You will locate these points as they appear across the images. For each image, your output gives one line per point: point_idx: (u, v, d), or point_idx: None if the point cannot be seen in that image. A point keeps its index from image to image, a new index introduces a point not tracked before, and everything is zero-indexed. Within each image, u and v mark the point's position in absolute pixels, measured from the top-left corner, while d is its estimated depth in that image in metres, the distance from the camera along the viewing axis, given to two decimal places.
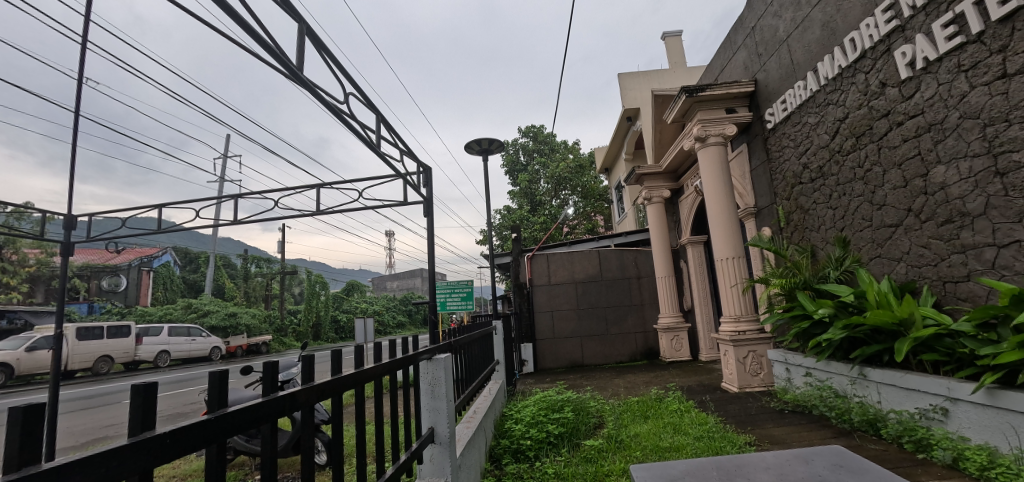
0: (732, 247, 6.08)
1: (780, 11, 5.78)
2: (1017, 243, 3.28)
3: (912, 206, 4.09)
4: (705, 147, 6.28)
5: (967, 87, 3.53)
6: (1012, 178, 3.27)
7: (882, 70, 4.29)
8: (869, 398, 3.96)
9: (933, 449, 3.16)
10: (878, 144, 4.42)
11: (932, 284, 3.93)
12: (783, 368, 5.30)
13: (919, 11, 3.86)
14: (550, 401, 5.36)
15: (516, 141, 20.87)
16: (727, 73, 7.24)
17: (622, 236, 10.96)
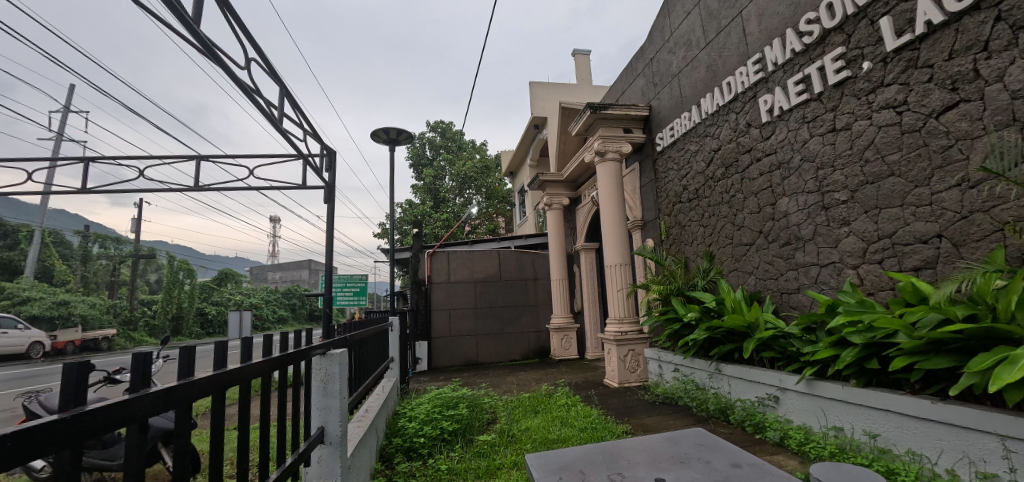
0: (622, 254, 6.64)
1: (673, 49, 6.51)
2: (832, 264, 4.13)
3: (763, 229, 4.90)
4: (603, 161, 6.79)
5: (807, 136, 4.35)
6: (833, 211, 4.11)
7: (748, 113, 5.09)
8: (721, 390, 4.64)
9: (767, 431, 3.82)
10: (742, 175, 5.21)
11: (773, 295, 4.74)
12: (655, 364, 5.92)
13: (779, 68, 4.66)
14: (445, 398, 5.33)
15: (424, 134, 20.41)
16: (626, 97, 7.95)
17: (522, 238, 11.33)
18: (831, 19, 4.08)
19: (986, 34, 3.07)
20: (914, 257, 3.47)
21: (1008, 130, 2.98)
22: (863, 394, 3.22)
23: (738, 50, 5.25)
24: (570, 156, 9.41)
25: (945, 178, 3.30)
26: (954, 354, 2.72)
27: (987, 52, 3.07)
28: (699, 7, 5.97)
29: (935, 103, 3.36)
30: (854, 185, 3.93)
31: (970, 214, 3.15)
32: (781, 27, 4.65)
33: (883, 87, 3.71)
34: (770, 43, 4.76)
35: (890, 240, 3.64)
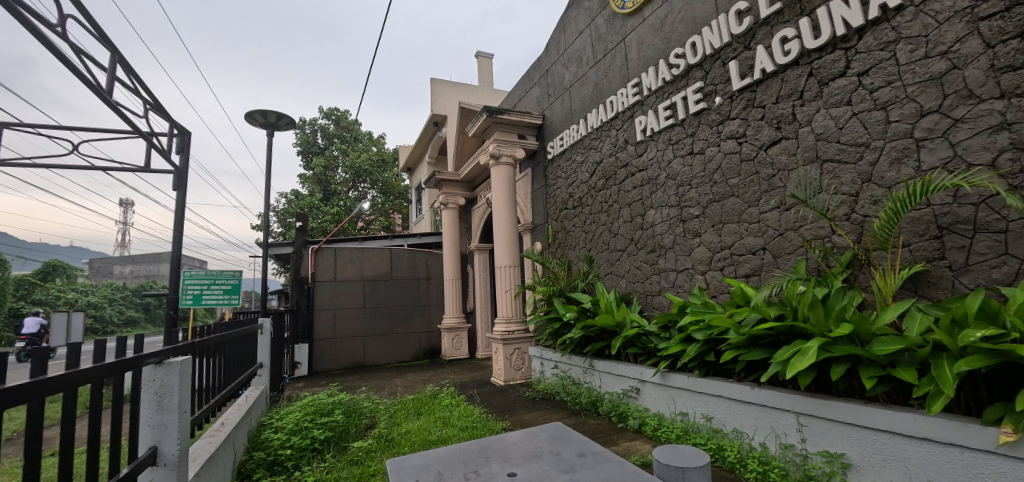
0: (511, 256, 6.83)
1: (566, 64, 6.90)
2: (685, 269, 4.72)
3: (634, 237, 5.42)
4: (497, 165, 6.92)
5: (672, 156, 4.93)
6: (689, 224, 4.71)
7: (625, 131, 5.60)
8: (593, 383, 5.03)
9: (628, 419, 4.23)
10: (618, 187, 5.71)
11: (639, 296, 5.27)
12: (538, 362, 6.20)
13: (652, 94, 5.22)
14: (319, 405, 4.96)
15: (315, 120, 18.90)
16: (522, 104, 8.23)
17: (416, 237, 11.06)
18: (693, 56, 4.68)
19: (801, 86, 3.78)
20: (745, 265, 4.12)
21: (812, 165, 3.69)
22: (703, 383, 3.73)
23: (620, 73, 5.75)
24: (467, 157, 9.43)
25: (769, 201, 3.97)
26: (767, 347, 3.28)
27: (801, 100, 3.78)
28: (589, 28, 6.42)
29: (764, 138, 4.03)
30: (705, 202, 4.54)
31: (785, 232, 3.83)
32: (656, 57, 5.19)
33: (729, 120, 4.35)
34: (646, 70, 5.29)
35: (729, 251, 4.28)
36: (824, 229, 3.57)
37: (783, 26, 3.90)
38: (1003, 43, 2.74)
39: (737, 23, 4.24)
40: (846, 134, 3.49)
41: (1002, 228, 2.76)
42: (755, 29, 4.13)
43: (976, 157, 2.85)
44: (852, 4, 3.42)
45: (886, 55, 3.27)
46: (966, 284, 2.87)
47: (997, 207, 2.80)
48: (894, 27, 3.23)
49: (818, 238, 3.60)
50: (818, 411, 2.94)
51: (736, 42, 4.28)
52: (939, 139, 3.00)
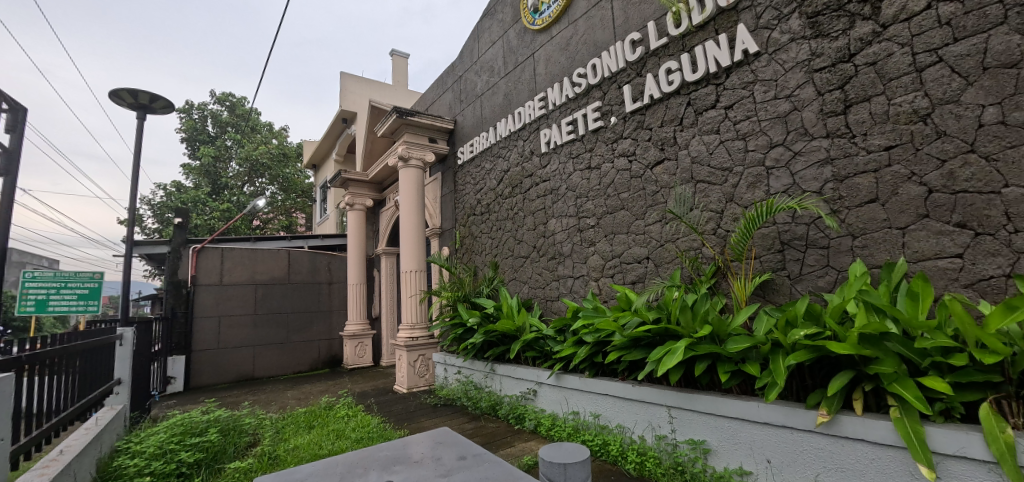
0: (418, 261, 6.71)
1: (478, 72, 7.00)
2: (581, 276, 5.02)
3: (536, 244, 5.66)
4: (406, 167, 6.78)
5: (572, 169, 5.25)
6: (585, 233, 5.02)
7: (532, 142, 5.83)
8: (494, 387, 5.14)
9: (525, 421, 4.38)
10: (523, 195, 5.93)
11: (540, 301, 5.49)
12: (442, 368, 6.16)
13: (557, 109, 5.50)
14: (189, 424, 4.41)
15: (204, 105, 16.97)
16: (435, 108, 8.19)
17: (318, 239, 10.41)
18: (593, 77, 5.03)
19: (681, 113, 4.24)
20: (632, 273, 4.50)
21: (688, 184, 4.15)
22: (591, 383, 3.99)
23: (529, 86, 5.97)
24: (376, 157, 9.13)
25: (653, 215, 4.38)
26: (645, 348, 3.60)
27: (680, 126, 4.24)
28: (501, 40, 6.59)
29: (651, 158, 4.45)
30: (599, 214, 4.89)
31: (664, 243, 4.25)
32: (561, 74, 5.49)
33: (622, 139, 4.74)
34: (552, 86, 5.57)
35: (619, 259, 4.64)
36: (695, 242, 4.03)
37: (668, 58, 4.35)
38: (829, 92, 3.34)
39: (631, 51, 4.65)
40: (715, 159, 3.98)
41: (825, 244, 3.33)
42: (645, 58, 4.55)
43: (808, 185, 3.41)
44: (721, 46, 3.92)
45: (746, 93, 3.79)
46: (799, 290, 3.41)
47: (821, 226, 3.37)
48: (752, 70, 3.76)
49: (691, 249, 4.06)
50: (685, 404, 3.29)
51: (630, 68, 4.68)
52: (783, 168, 3.55)
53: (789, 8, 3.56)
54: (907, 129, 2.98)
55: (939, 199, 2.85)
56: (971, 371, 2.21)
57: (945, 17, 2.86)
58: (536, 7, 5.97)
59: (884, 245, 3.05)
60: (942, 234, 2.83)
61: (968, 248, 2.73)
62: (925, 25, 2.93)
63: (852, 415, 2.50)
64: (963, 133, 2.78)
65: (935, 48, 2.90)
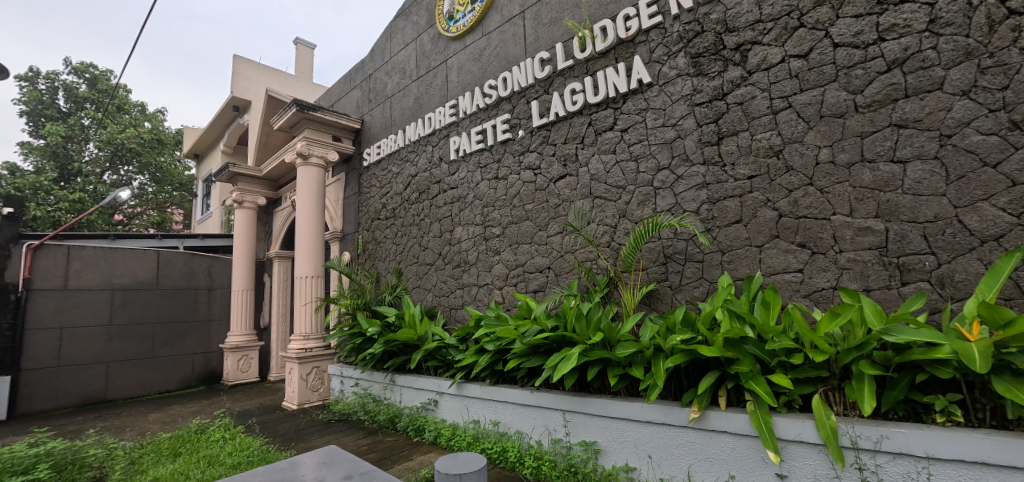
0: (315, 266, 6.26)
1: (389, 72, 6.80)
2: (485, 285, 5.08)
3: (442, 252, 5.62)
4: (305, 165, 6.31)
5: (480, 179, 5.31)
6: (491, 242, 5.10)
7: (441, 148, 5.80)
8: (393, 399, 4.96)
9: (424, 432, 4.26)
10: (430, 202, 5.87)
11: (444, 310, 5.44)
12: (338, 381, 5.79)
13: (467, 118, 5.54)
14: (6, 462, 3.58)
15: (53, 74, 14.23)
16: (341, 105, 7.78)
17: (197, 239, 9.25)
18: (504, 90, 5.15)
19: (582, 132, 4.51)
20: (534, 282, 4.65)
21: (587, 199, 4.41)
22: (492, 391, 4.02)
23: (441, 92, 5.93)
24: (272, 152, 8.40)
25: (554, 226, 4.59)
26: (543, 355, 3.73)
27: (582, 144, 4.50)
28: (415, 42, 6.47)
29: (554, 172, 4.66)
30: (504, 224, 5.00)
31: (564, 254, 4.47)
32: (472, 84, 5.55)
33: (528, 152, 4.91)
34: (463, 94, 5.59)
35: (522, 268, 4.77)
36: (591, 253, 4.30)
37: (573, 79, 4.61)
38: (706, 125, 3.78)
39: (540, 68, 4.84)
40: (611, 177, 4.28)
41: (699, 258, 3.74)
42: (553, 77, 4.78)
43: (688, 205, 3.82)
44: (620, 73, 4.25)
45: (639, 119, 4.15)
46: (679, 299, 3.79)
47: (697, 243, 3.79)
48: (645, 98, 4.13)
49: (587, 260, 4.31)
50: (578, 407, 3.46)
51: (539, 85, 4.88)
52: (667, 189, 3.93)
53: (676, 47, 3.97)
54: (764, 162, 3.49)
55: (786, 222, 3.36)
56: (807, 368, 2.61)
57: (794, 71, 3.41)
58: (451, 14, 5.97)
59: (746, 260, 3.51)
60: (788, 252, 3.33)
61: (806, 264, 3.26)
62: (780, 75, 3.47)
63: (717, 410, 2.82)
64: (804, 169, 3.32)
65: (787, 96, 3.43)
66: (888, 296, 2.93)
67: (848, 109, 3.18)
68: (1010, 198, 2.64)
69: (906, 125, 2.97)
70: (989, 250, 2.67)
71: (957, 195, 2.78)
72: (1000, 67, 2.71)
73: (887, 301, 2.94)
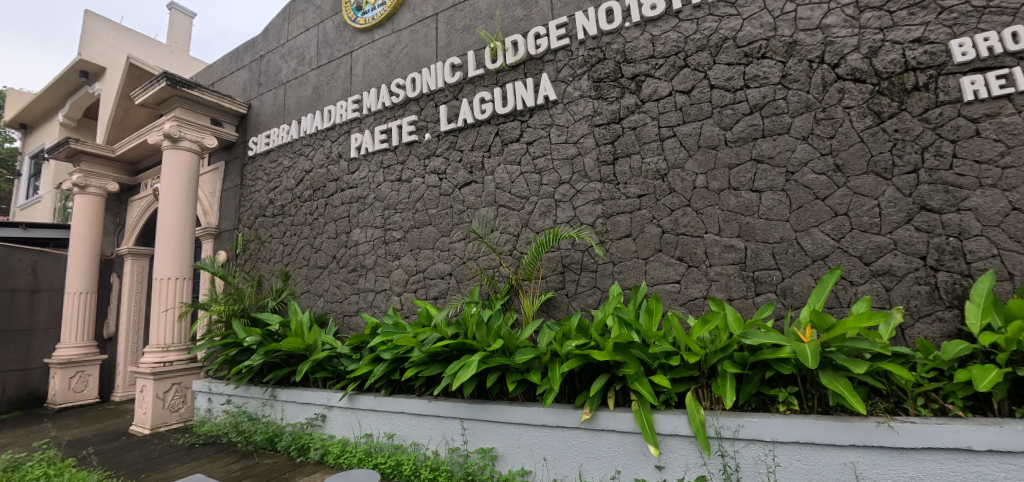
0: (181, 266, 5.41)
1: (285, 56, 6.23)
2: (383, 290, 4.85)
3: (336, 254, 5.25)
4: (174, 148, 5.46)
5: (382, 179, 5.09)
6: (391, 246, 4.90)
7: (341, 144, 5.45)
8: (273, 416, 4.48)
9: (309, 451, 3.89)
10: (326, 200, 5.46)
11: (336, 316, 5.07)
12: (205, 398, 5.07)
13: (371, 114, 5.29)
14: None
15: None
16: (224, 85, 6.92)
17: (19, 227, 7.39)
18: (412, 90, 5.01)
19: (489, 141, 4.56)
20: (434, 288, 4.56)
21: (491, 207, 4.47)
22: (387, 402, 3.84)
23: (344, 84, 5.58)
24: (129, 130, 7.14)
25: (457, 233, 4.56)
26: (442, 362, 3.65)
27: (488, 153, 4.56)
28: (316, 28, 6.02)
29: (460, 178, 4.65)
30: (406, 228, 4.84)
31: (466, 260, 4.46)
32: (379, 80, 5.31)
33: (435, 156, 4.83)
34: (368, 90, 5.33)
35: (422, 274, 4.66)
36: (493, 261, 4.35)
37: (483, 88, 4.66)
38: (604, 145, 4.07)
39: (451, 73, 4.81)
40: (515, 187, 4.39)
41: (593, 268, 3.99)
42: (463, 84, 4.77)
43: (584, 218, 4.07)
44: (528, 88, 4.40)
45: (544, 133, 4.33)
46: (574, 307, 4.00)
47: (592, 254, 4.04)
48: (550, 114, 4.33)
49: (489, 267, 4.35)
50: (477, 414, 3.44)
51: (448, 89, 4.83)
52: (567, 202, 4.15)
53: (581, 69, 4.23)
54: (652, 183, 3.86)
55: (668, 238, 3.74)
56: (682, 369, 2.92)
57: (678, 104, 3.84)
58: (360, 5, 5.67)
59: (633, 271, 3.83)
60: (669, 265, 3.71)
61: (683, 276, 3.66)
62: (667, 106, 3.88)
63: (606, 410, 3.01)
64: (683, 192, 3.74)
65: (672, 125, 3.85)
66: (746, 305, 3.42)
67: (720, 142, 3.67)
68: (832, 225, 3.26)
69: (762, 160, 3.51)
70: (818, 268, 3.25)
71: (797, 222, 3.36)
72: (828, 120, 3.36)
73: (744, 308, 3.41)
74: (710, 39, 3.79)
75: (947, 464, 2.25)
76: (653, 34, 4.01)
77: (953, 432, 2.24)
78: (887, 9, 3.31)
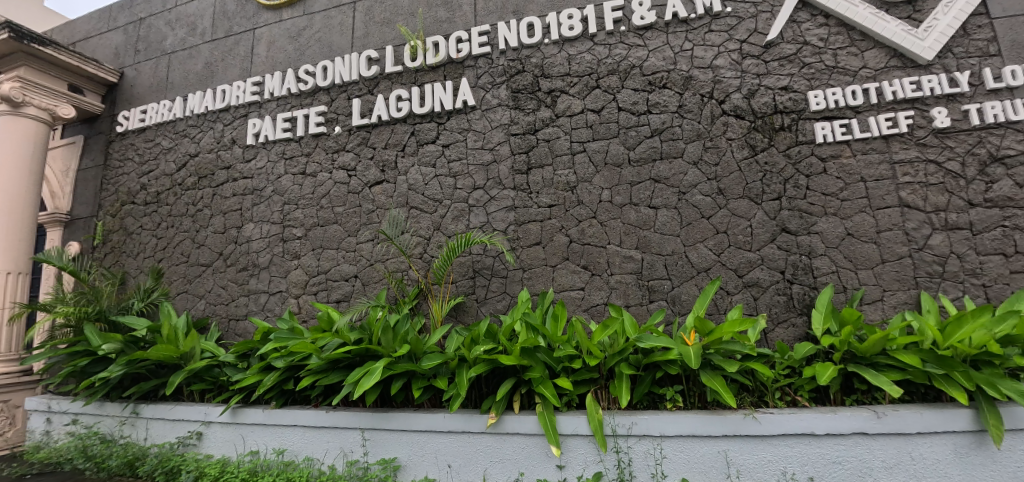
0: (15, 259, 4.46)
1: (172, 23, 5.48)
2: (278, 292, 4.44)
3: (223, 251, 4.70)
4: (14, 115, 4.50)
5: (283, 171, 4.68)
6: (289, 245, 4.51)
7: (236, 129, 4.91)
8: (135, 437, 3.86)
9: (179, 475, 3.30)
10: (213, 190, 4.87)
11: (220, 321, 4.53)
12: (42, 418, 4.21)
13: (273, 100, 4.84)
14: None
15: None
16: (89, 47, 5.88)
17: None
18: (323, 79, 4.69)
19: (404, 140, 4.43)
20: (337, 291, 4.29)
21: (402, 208, 4.33)
22: (278, 415, 3.50)
23: (243, 64, 5.05)
24: None
25: (365, 233, 4.35)
26: (343, 370, 3.43)
27: (403, 152, 4.42)
28: None
29: (370, 177, 4.44)
30: (308, 225, 4.50)
31: (373, 262, 4.26)
32: (285, 63, 4.90)
33: (344, 151, 4.56)
34: (271, 73, 4.88)
35: (324, 276, 4.36)
36: (402, 264, 4.21)
37: (400, 86, 4.51)
38: (518, 154, 4.17)
39: (367, 66, 4.60)
40: (429, 189, 4.30)
41: (504, 274, 4.05)
42: (379, 79, 4.58)
43: (497, 225, 4.11)
44: (447, 90, 4.36)
45: (461, 137, 4.31)
46: (483, 312, 4.01)
47: (503, 260, 4.09)
48: (468, 119, 4.33)
49: (398, 271, 4.20)
50: (379, 423, 3.28)
51: (363, 83, 4.61)
52: (480, 208, 4.17)
53: (500, 78, 4.30)
54: (562, 195, 4.02)
55: (574, 248, 3.93)
56: (583, 371, 3.07)
57: (589, 122, 4.07)
58: None
59: (541, 278, 3.96)
60: (574, 272, 3.89)
61: (587, 284, 3.85)
62: (579, 123, 4.09)
63: (512, 414, 3.06)
64: (590, 204, 3.96)
65: (583, 141, 4.06)
66: (641, 311, 3.70)
67: (624, 161, 3.95)
68: (715, 242, 3.68)
69: (660, 180, 3.85)
70: (701, 279, 3.64)
71: (686, 237, 3.74)
72: (715, 149, 3.79)
73: (639, 315, 3.69)
74: (619, 64, 4.08)
75: (796, 447, 2.64)
76: (570, 53, 4.21)
77: (800, 419, 2.64)
78: (763, 58, 3.84)
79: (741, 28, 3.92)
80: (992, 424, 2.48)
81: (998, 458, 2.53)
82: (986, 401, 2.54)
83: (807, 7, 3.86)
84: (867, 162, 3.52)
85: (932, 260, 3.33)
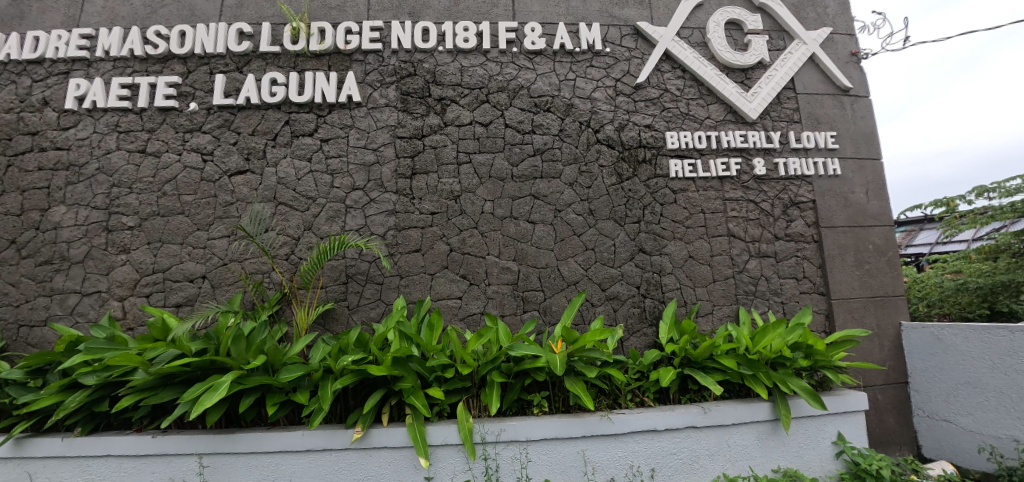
0: None
1: None
2: (96, 292, 3.66)
3: (17, 238, 3.73)
4: None
5: (114, 146, 3.89)
6: (115, 235, 3.76)
7: (50, 88, 3.96)
8: None
9: None
10: (8, 160, 3.85)
11: (4, 327, 3.56)
12: None
13: (108, 60, 4.02)
14: None
15: None
16: None
17: None
18: (178, 46, 4.04)
19: (276, 129, 4.02)
20: (178, 293, 3.69)
21: (268, 204, 3.90)
22: (82, 444, 2.85)
23: (66, 10, 4.11)
24: None
25: (219, 228, 3.82)
26: (178, 386, 2.94)
27: (274, 142, 4.00)
28: None
29: (231, 164, 3.93)
30: (144, 213, 3.80)
31: (227, 262, 3.77)
32: (128, 20, 4.12)
33: (199, 132, 3.97)
34: (108, 28, 4.06)
35: (161, 275, 3.71)
36: (264, 265, 3.79)
37: (276, 69, 4.10)
38: (403, 158, 4.07)
39: (237, 41, 4.09)
40: (302, 185, 3.96)
41: (379, 280, 3.88)
42: (251, 57, 4.11)
43: (375, 228, 3.94)
44: (330, 82, 4.08)
45: (342, 134, 4.06)
46: (354, 320, 3.79)
47: (379, 265, 3.92)
48: (352, 116, 4.10)
49: (257, 272, 3.77)
50: (222, 446, 2.87)
51: (230, 58, 4.09)
52: (359, 209, 3.96)
53: (390, 78, 4.17)
54: (446, 203, 4.02)
55: (454, 256, 3.95)
56: (456, 380, 3.07)
57: (476, 134, 4.16)
58: None
59: (419, 286, 3.89)
60: (452, 281, 3.90)
61: (465, 293, 3.89)
62: (466, 134, 4.15)
63: (379, 427, 2.92)
64: (474, 215, 4.02)
65: (470, 152, 4.12)
66: (514, 320, 3.85)
67: (508, 176, 4.10)
68: (584, 258, 4.01)
69: (539, 197, 4.09)
70: (571, 292, 3.93)
71: (560, 251, 4.01)
72: (588, 173, 4.15)
73: (514, 324, 3.84)
74: (509, 83, 4.25)
75: (641, 443, 2.98)
76: (462, 64, 4.27)
77: (645, 418, 2.99)
78: (633, 97, 4.33)
79: (616, 68, 4.38)
80: (783, 413, 3.12)
81: (786, 441, 3.16)
82: (780, 396, 3.16)
83: (669, 59, 4.46)
84: (706, 197, 4.18)
85: (748, 281, 4.07)
